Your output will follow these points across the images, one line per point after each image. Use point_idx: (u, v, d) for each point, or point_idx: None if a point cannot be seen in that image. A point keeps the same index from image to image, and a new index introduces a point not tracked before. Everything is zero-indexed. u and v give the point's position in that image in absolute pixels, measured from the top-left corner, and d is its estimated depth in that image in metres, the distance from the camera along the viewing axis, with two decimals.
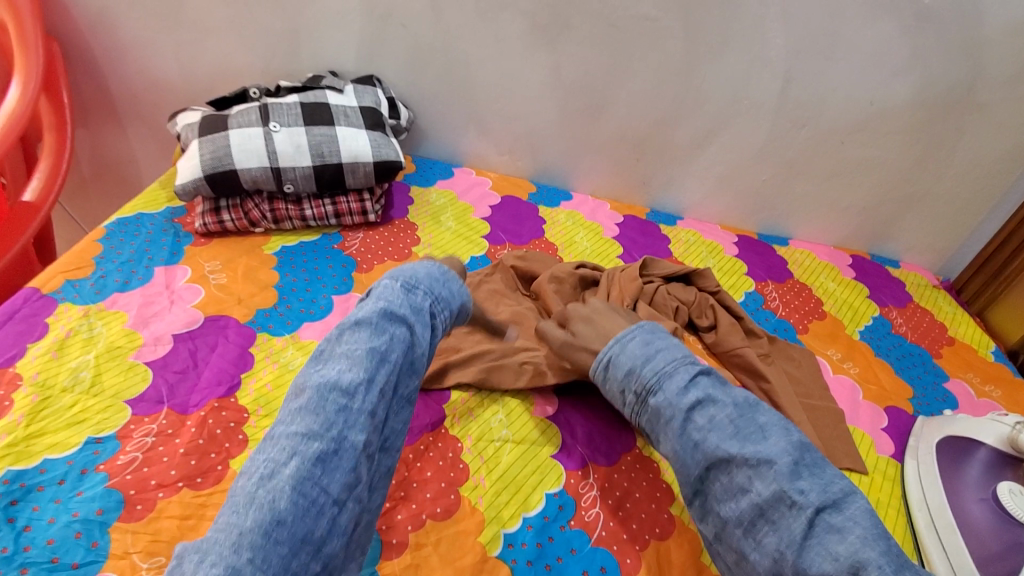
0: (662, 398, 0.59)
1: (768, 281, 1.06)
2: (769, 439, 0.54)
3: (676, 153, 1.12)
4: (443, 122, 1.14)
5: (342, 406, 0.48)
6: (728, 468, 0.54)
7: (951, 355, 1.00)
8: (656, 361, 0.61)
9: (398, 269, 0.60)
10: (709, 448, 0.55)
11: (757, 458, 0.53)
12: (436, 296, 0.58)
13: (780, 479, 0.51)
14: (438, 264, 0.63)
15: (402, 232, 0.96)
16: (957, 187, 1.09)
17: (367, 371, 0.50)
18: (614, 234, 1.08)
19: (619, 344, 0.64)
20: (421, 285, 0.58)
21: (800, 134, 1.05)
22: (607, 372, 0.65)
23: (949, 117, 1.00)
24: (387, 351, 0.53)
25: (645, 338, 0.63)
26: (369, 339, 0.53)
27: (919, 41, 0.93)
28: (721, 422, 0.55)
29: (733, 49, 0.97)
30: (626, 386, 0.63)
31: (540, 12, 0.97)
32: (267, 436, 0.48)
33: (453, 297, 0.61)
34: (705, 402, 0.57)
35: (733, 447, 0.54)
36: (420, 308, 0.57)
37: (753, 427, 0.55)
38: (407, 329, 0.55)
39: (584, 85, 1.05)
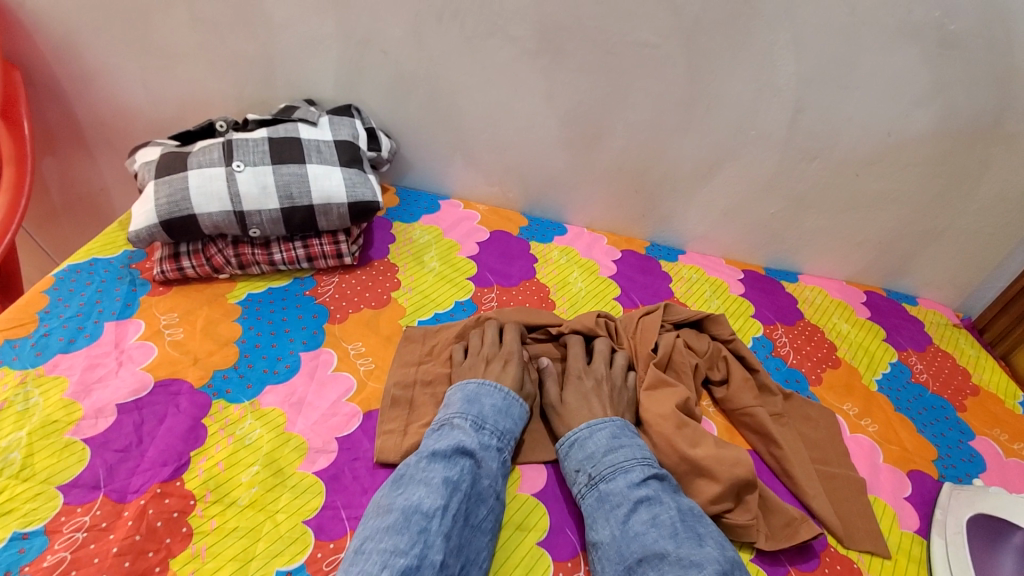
0: (613, 486, 0.61)
1: (777, 323, 0.98)
2: (704, 547, 0.55)
3: (677, 185, 1.04)
4: (428, 151, 1.07)
5: (422, 527, 0.53)
6: (657, 564, 0.54)
7: (977, 407, 0.92)
8: (617, 455, 0.64)
9: (469, 404, 0.67)
10: (646, 541, 0.56)
11: (689, 560, 0.53)
12: (501, 433, 0.65)
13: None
14: (500, 384, 0.70)
15: (381, 275, 0.89)
16: (980, 222, 1.02)
17: (443, 498, 0.56)
18: (611, 272, 1.01)
19: (588, 430, 0.67)
20: (489, 422, 0.65)
21: (810, 166, 0.98)
22: (569, 452, 0.67)
23: (973, 149, 0.93)
24: (460, 480, 0.58)
25: (614, 432, 0.67)
26: (444, 469, 0.59)
27: (941, 69, 0.85)
28: (663, 520, 0.57)
29: (739, 78, 0.90)
30: (582, 468, 0.64)
31: (530, 38, 0.90)
32: (356, 551, 0.52)
33: (516, 424, 0.68)
34: (653, 500, 0.59)
35: (668, 545, 0.55)
36: (488, 442, 0.64)
37: (692, 534, 0.56)
38: (477, 459, 0.61)
39: (579, 114, 0.98)
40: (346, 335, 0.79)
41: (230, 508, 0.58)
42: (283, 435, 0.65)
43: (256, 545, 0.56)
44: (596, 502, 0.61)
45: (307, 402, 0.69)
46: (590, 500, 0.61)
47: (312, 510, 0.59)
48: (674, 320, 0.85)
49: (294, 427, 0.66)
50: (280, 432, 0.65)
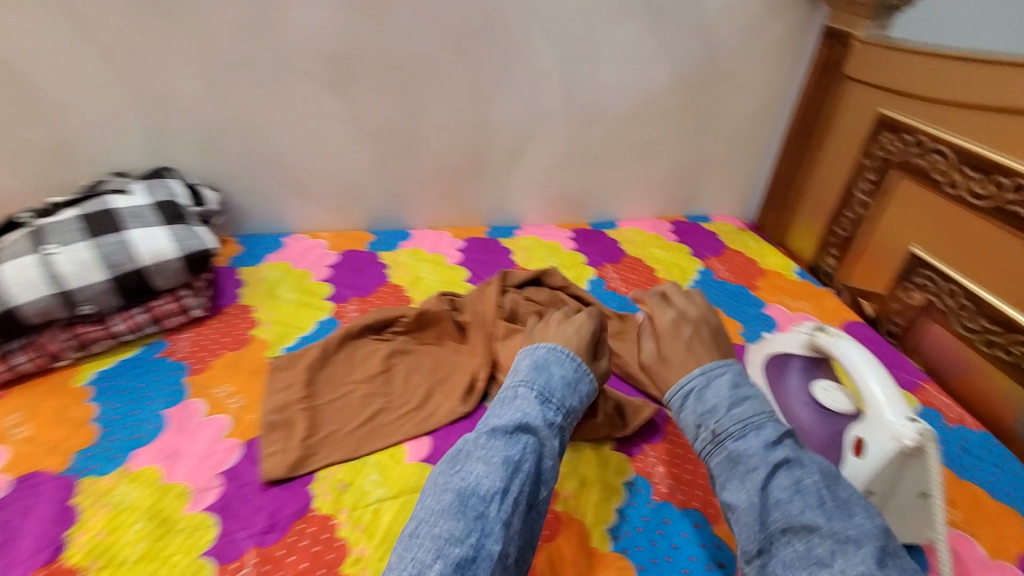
0: (747, 446, 0.58)
1: (606, 264, 1.15)
2: (854, 517, 0.52)
3: (495, 170, 1.18)
4: (259, 194, 1.10)
5: (479, 513, 0.52)
6: (807, 536, 0.52)
7: (766, 284, 1.14)
8: (742, 409, 0.61)
9: (538, 371, 0.66)
10: (792, 510, 0.53)
11: (845, 536, 0.51)
12: (567, 409, 0.64)
13: (870, 562, 0.48)
14: (570, 350, 0.69)
15: (236, 319, 0.92)
16: (732, 143, 1.27)
17: (502, 481, 0.54)
18: (458, 260, 1.11)
19: (706, 378, 0.64)
20: (555, 395, 0.64)
21: (593, 130, 1.17)
22: (685, 402, 0.64)
23: (705, 88, 1.17)
24: (521, 460, 0.56)
25: (735, 380, 0.64)
26: (505, 448, 0.57)
27: (659, 33, 1.08)
28: (808, 487, 0.54)
29: (512, 69, 1.06)
30: (704, 422, 0.62)
31: (322, 71, 1.00)
32: (410, 533, 0.52)
33: (581, 401, 0.66)
34: (794, 463, 0.56)
35: (819, 518, 0.52)
36: (553, 416, 0.62)
37: (839, 503, 0.54)
38: (539, 437, 0.59)
39: (390, 128, 1.08)
40: (212, 381, 0.80)
41: (122, 566, 0.59)
42: (162, 487, 0.66)
43: None
44: (731, 461, 0.58)
45: (182, 451, 0.71)
46: (720, 457, 0.59)
47: (207, 543, 0.61)
48: (512, 280, 0.97)
49: (173, 476, 0.68)
50: (159, 486, 0.66)
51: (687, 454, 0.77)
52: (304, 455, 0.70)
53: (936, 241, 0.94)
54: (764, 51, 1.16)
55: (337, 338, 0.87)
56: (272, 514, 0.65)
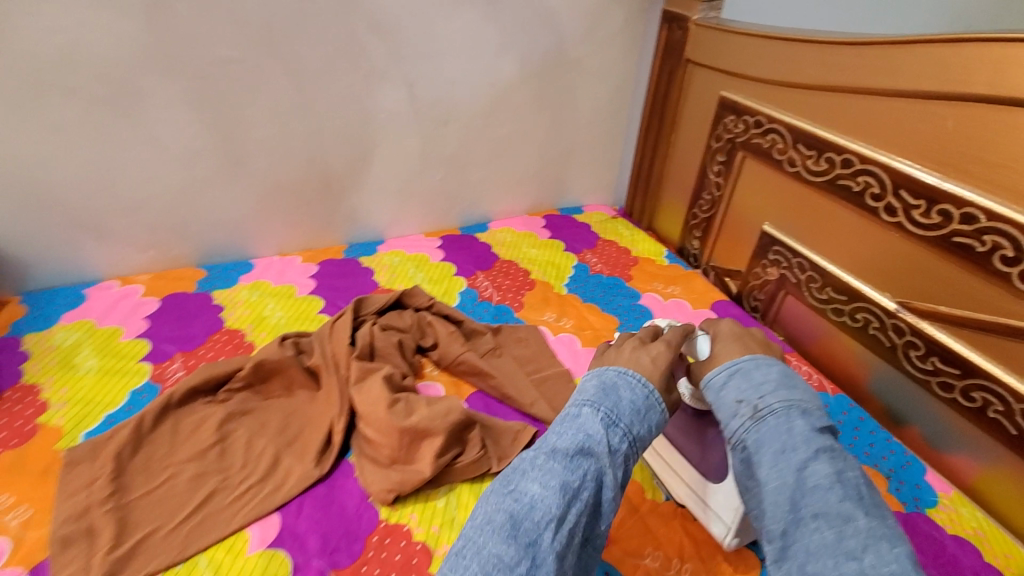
0: (789, 426, 0.53)
1: (477, 272, 1.08)
2: (886, 516, 0.49)
3: (344, 183, 1.06)
4: (41, 241, 0.89)
5: (531, 541, 0.46)
6: (842, 526, 0.47)
7: (639, 272, 1.14)
8: (790, 394, 0.56)
9: (604, 394, 0.57)
10: (829, 497, 0.49)
11: (884, 532, 0.47)
12: (635, 437, 0.55)
13: (901, 560, 0.44)
14: (645, 378, 0.59)
15: (19, 404, 0.73)
16: (592, 132, 1.25)
17: (558, 508, 0.48)
18: (311, 288, 0.99)
19: (755, 362, 0.60)
20: (623, 419, 0.55)
21: (447, 130, 1.08)
22: (729, 379, 0.59)
23: (556, 78, 1.13)
24: (580, 488, 0.50)
25: (783, 373, 0.59)
26: (564, 471, 0.50)
27: (500, 22, 1.01)
28: (849, 480, 0.50)
29: (342, 70, 0.94)
30: (745, 398, 0.57)
31: (95, 86, 0.81)
32: (453, 551, 0.48)
33: (651, 430, 0.57)
34: (836, 455, 0.52)
35: (857, 510, 0.48)
36: (619, 442, 0.54)
37: (873, 501, 0.50)
38: (606, 461, 0.52)
39: (202, 148, 0.91)
40: None
41: None
42: None
43: None
44: (765, 439, 0.54)
45: None
46: (759, 433, 0.54)
47: None
48: (369, 309, 0.87)
49: None
50: None
51: None
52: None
53: (783, 218, 0.97)
54: (610, 37, 1.14)
55: (155, 410, 0.71)
56: None
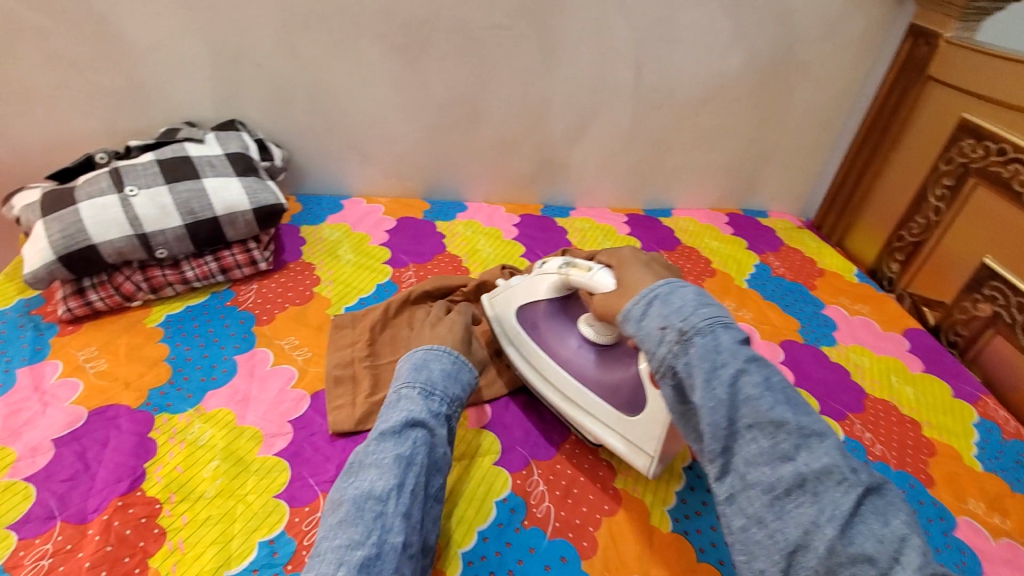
0: (715, 342, 0.53)
1: (661, 251, 1.13)
2: (815, 413, 0.52)
3: (557, 148, 1.16)
4: (321, 155, 1.11)
5: (378, 512, 0.52)
6: (777, 432, 0.50)
7: (824, 284, 1.12)
8: (711, 309, 0.56)
9: (416, 371, 0.66)
10: (761, 406, 0.50)
11: (810, 430, 0.50)
12: (451, 399, 0.65)
13: (831, 454, 0.49)
14: (448, 349, 0.71)
15: (300, 274, 0.93)
16: (799, 139, 1.24)
17: (396, 477, 0.55)
18: (514, 235, 1.11)
19: (670, 287, 0.59)
20: (437, 389, 0.65)
21: (660, 113, 1.14)
22: (649, 307, 0.58)
23: (779, 78, 1.13)
24: (413, 454, 0.57)
25: (697, 291, 0.58)
26: (396, 446, 0.57)
27: (740, 17, 1.03)
28: (777, 385, 0.52)
29: (584, 46, 1.02)
30: (669, 323, 0.56)
31: (395, 33, 0.97)
32: (313, 552, 0.51)
33: (464, 387, 0.68)
34: (761, 363, 0.53)
35: (787, 413, 0.50)
36: (438, 407, 0.63)
37: (800, 401, 0.52)
38: (429, 429, 0.60)
39: (455, 97, 1.06)
40: (278, 333, 0.82)
41: (199, 502, 0.60)
42: (235, 430, 0.68)
43: (232, 526, 0.59)
44: (695, 362, 0.53)
45: (251, 397, 0.72)
46: (688, 356, 0.54)
47: (281, 485, 0.63)
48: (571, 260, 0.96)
49: (243, 420, 0.69)
50: (232, 428, 0.68)
51: None
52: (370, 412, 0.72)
53: (1009, 253, 0.91)
54: (845, 44, 1.11)
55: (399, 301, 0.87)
56: (340, 463, 0.66)
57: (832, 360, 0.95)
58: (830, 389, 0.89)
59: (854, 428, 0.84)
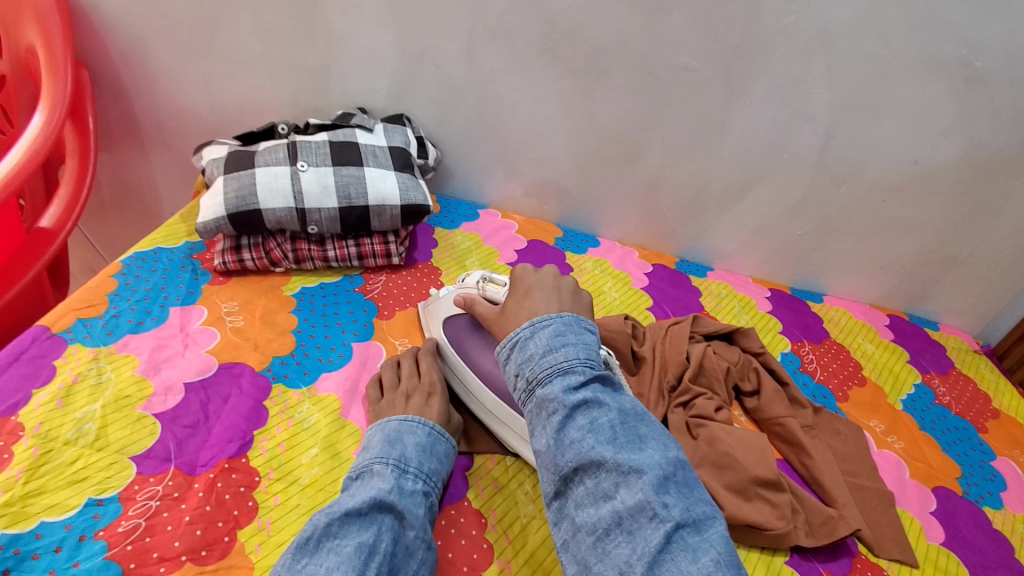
0: (549, 391, 0.53)
1: (804, 341, 1.01)
2: (644, 450, 0.50)
3: (710, 204, 1.08)
4: (470, 162, 1.12)
5: None
6: (596, 471, 0.48)
7: (998, 429, 0.94)
8: (558, 356, 0.55)
9: (389, 446, 0.61)
10: (582, 448, 0.49)
11: (629, 466, 0.48)
12: (427, 475, 0.60)
13: (647, 490, 0.46)
14: (424, 418, 0.66)
15: (426, 277, 0.93)
16: (1001, 251, 1.05)
17: (356, 571, 0.49)
18: (643, 284, 1.06)
19: (531, 330, 0.57)
20: (412, 465, 0.60)
21: (839, 190, 1.02)
22: (511, 353, 0.58)
23: (997, 180, 0.96)
24: (377, 542, 0.52)
25: (560, 330, 0.57)
26: (358, 533, 0.52)
27: (969, 102, 0.89)
28: (601, 425, 0.50)
29: (774, 104, 0.93)
30: (520, 372, 0.56)
31: (576, 59, 0.95)
32: None
33: (441, 461, 0.64)
34: (592, 404, 0.52)
35: (607, 453, 0.49)
36: (410, 486, 0.58)
37: (633, 438, 0.50)
38: (399, 512, 0.55)
39: (618, 132, 1.02)
40: (394, 331, 0.82)
41: (293, 486, 0.61)
42: (339, 420, 0.69)
43: None
44: (532, 412, 0.54)
45: (361, 390, 0.73)
46: (528, 406, 0.54)
47: None
48: (704, 332, 0.88)
49: (349, 413, 0.70)
50: (336, 417, 0.69)
51: None
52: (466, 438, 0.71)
53: None
54: None
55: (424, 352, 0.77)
56: None
57: (997, 528, 0.78)
58: (990, 563, 0.73)
59: None
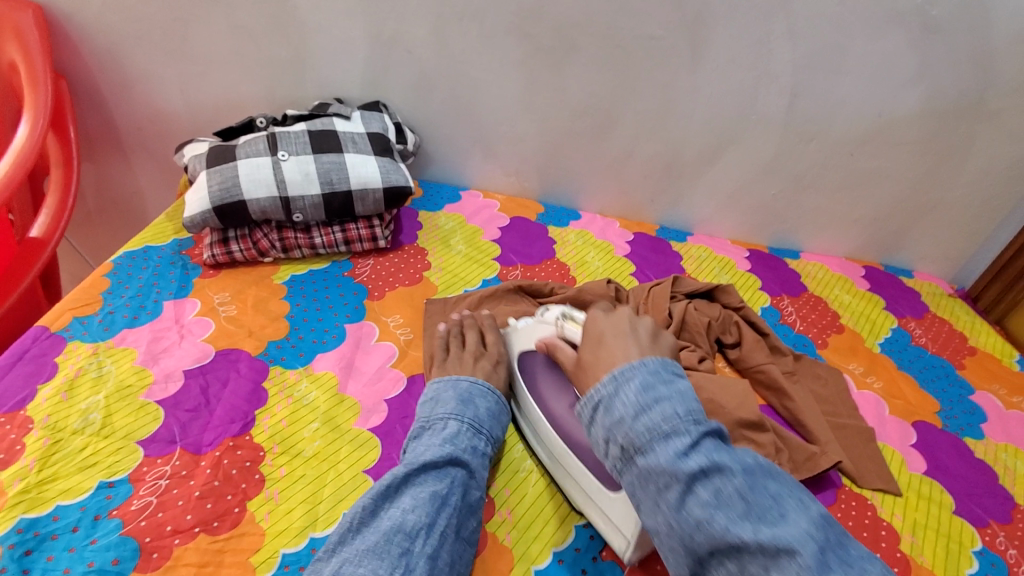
0: (655, 463, 0.52)
1: (783, 295, 1.04)
2: (787, 519, 0.47)
3: (685, 170, 1.11)
4: (449, 146, 1.14)
5: (404, 550, 0.51)
6: (737, 555, 0.46)
7: (974, 365, 0.98)
8: (653, 416, 0.54)
9: (463, 405, 0.65)
10: (715, 530, 0.47)
11: (775, 545, 0.45)
12: (493, 439, 0.64)
13: (803, 570, 0.44)
14: (490, 385, 0.69)
15: (412, 257, 0.95)
16: (968, 196, 1.09)
17: (428, 516, 0.53)
18: (626, 252, 1.08)
19: (614, 386, 0.57)
20: (483, 426, 0.64)
21: (808, 147, 1.05)
22: (595, 414, 0.58)
23: (959, 126, 1.00)
24: (448, 494, 0.56)
25: (648, 384, 0.56)
26: (433, 483, 0.56)
27: (926, 51, 0.92)
28: (728, 497, 0.48)
29: (740, 66, 0.96)
30: (612, 438, 0.55)
31: (545, 35, 0.97)
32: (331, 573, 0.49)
33: (503, 429, 0.67)
34: (711, 472, 0.50)
35: (745, 532, 0.46)
36: (480, 446, 0.62)
37: (767, 506, 0.48)
38: (469, 470, 0.59)
39: (591, 105, 1.04)
40: (385, 310, 0.85)
41: (297, 458, 0.63)
42: (337, 396, 0.71)
43: (322, 490, 0.61)
44: (634, 480, 0.53)
45: (356, 366, 0.75)
46: (630, 481, 0.54)
47: (370, 461, 0.64)
48: (685, 291, 0.91)
49: (346, 388, 0.72)
50: (334, 393, 0.71)
51: (858, 529, 0.69)
52: None
53: None
54: None
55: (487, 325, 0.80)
56: None
57: (976, 456, 0.81)
58: (968, 487, 0.77)
59: (996, 540, 0.71)
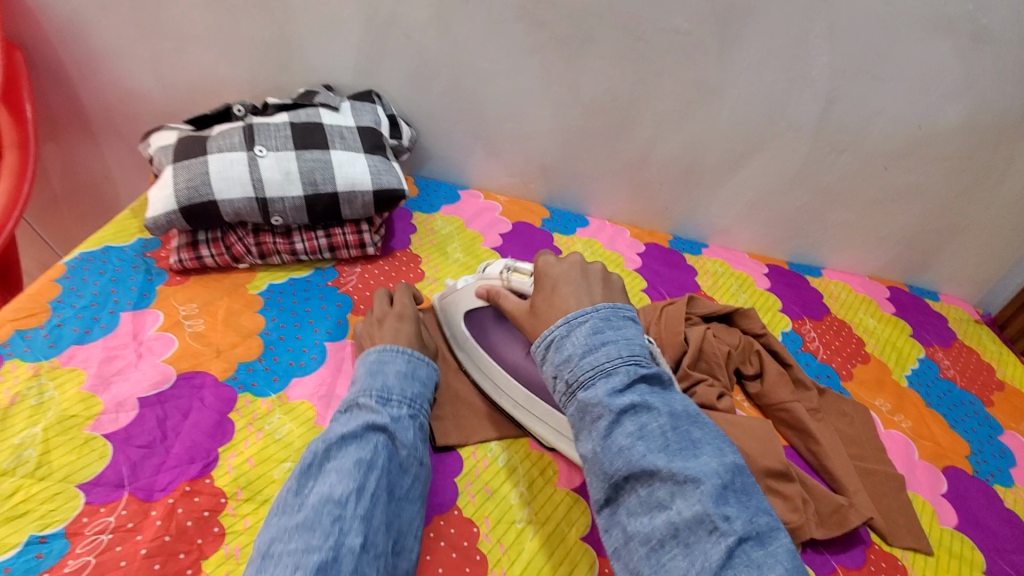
0: (592, 395, 0.49)
1: (805, 318, 0.97)
2: (700, 458, 0.47)
3: (703, 177, 1.02)
4: (448, 141, 1.05)
5: (336, 517, 0.46)
6: (648, 480, 0.46)
7: (1003, 402, 0.91)
8: (598, 356, 0.51)
9: (371, 376, 0.59)
10: (633, 456, 0.46)
11: (684, 475, 0.45)
12: (411, 399, 0.58)
13: (705, 501, 0.44)
14: (400, 346, 0.64)
15: (404, 266, 0.87)
16: (1003, 218, 1.01)
17: (356, 481, 0.49)
18: (636, 265, 1.00)
19: (566, 328, 0.53)
20: (394, 391, 0.58)
21: (838, 159, 0.96)
22: (545, 353, 0.54)
23: (1000, 145, 0.92)
24: (374, 457, 0.51)
25: (596, 326, 0.53)
26: (355, 450, 0.51)
27: (975, 62, 0.84)
28: (652, 431, 0.47)
29: (772, 67, 0.87)
30: (559, 373, 0.52)
31: (558, 24, 0.87)
32: (261, 556, 0.45)
33: (425, 384, 0.62)
34: (641, 408, 0.49)
35: (660, 461, 0.46)
36: (397, 410, 0.56)
37: (685, 443, 0.47)
38: (391, 433, 0.54)
39: (605, 103, 0.95)
40: None
41: (264, 507, 0.55)
42: (314, 430, 0.63)
43: None
44: (574, 413, 0.51)
45: (336, 395, 0.67)
46: (569, 411, 0.51)
47: None
48: (703, 314, 0.83)
49: (324, 422, 0.64)
50: (311, 427, 0.63)
51: None
52: (451, 436, 0.66)
53: None
54: None
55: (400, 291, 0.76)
56: None
57: (1007, 507, 0.75)
58: (1001, 543, 0.70)
59: None
